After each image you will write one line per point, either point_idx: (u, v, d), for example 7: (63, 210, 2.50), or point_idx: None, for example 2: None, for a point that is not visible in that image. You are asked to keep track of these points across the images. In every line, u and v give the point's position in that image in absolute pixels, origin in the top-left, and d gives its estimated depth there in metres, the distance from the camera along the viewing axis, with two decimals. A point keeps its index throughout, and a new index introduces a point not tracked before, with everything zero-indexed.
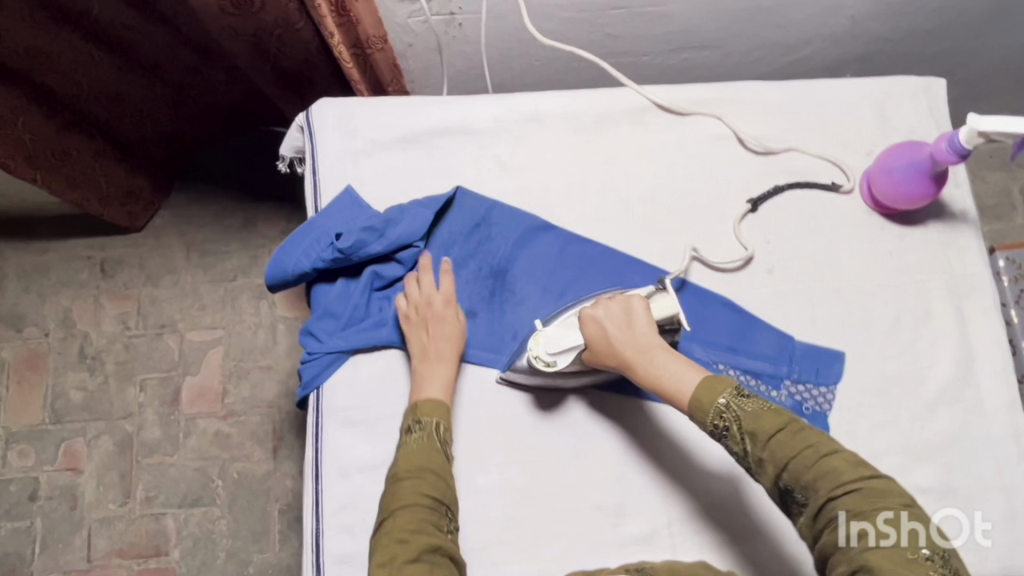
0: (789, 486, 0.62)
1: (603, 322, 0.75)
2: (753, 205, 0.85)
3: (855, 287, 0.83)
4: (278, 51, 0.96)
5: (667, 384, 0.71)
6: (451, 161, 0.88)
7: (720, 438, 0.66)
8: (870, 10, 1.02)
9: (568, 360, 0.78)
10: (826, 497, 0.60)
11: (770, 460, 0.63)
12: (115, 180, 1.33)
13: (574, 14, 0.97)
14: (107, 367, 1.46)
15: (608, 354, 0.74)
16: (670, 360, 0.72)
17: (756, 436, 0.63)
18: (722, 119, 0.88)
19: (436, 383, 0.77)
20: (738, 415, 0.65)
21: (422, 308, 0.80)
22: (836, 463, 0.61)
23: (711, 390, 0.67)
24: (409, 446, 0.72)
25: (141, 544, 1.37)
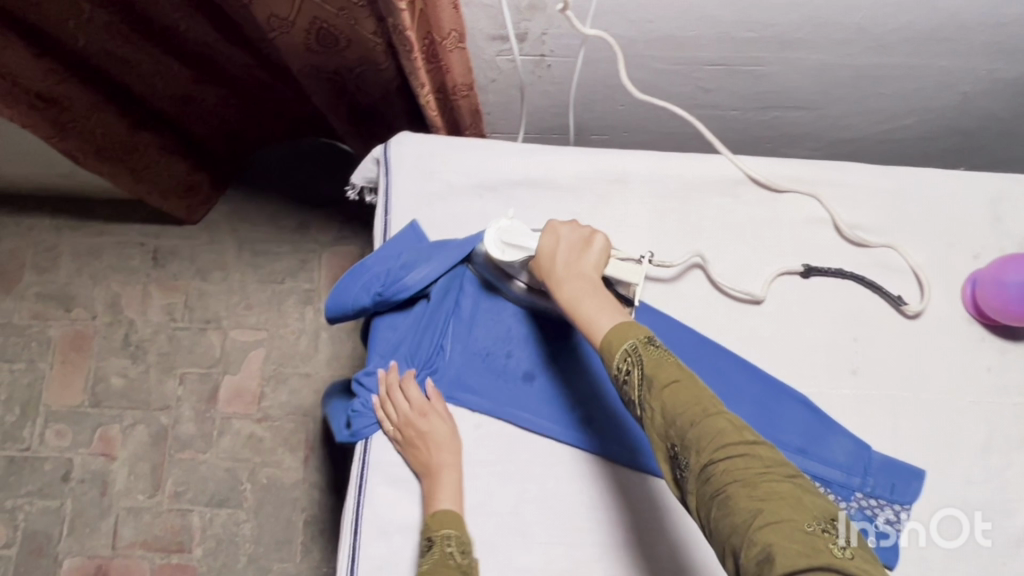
0: (675, 446, 0.53)
1: (560, 240, 0.71)
2: (807, 271, 0.81)
3: (944, 399, 0.78)
4: (354, 89, 0.98)
5: (579, 309, 0.65)
6: (526, 216, 0.83)
7: (621, 384, 0.59)
8: (986, 88, 0.94)
9: (515, 257, 0.75)
10: (706, 459, 0.51)
11: (659, 413, 0.55)
12: (176, 176, 1.32)
13: (669, 66, 0.92)
14: (150, 357, 1.45)
15: (544, 266, 0.71)
16: (599, 293, 0.66)
17: (652, 385, 0.56)
18: (820, 199, 0.82)
19: (443, 494, 0.72)
20: (641, 360, 0.58)
21: (408, 423, 0.74)
22: (724, 425, 0.52)
23: (622, 333, 0.60)
24: (422, 567, 0.67)
25: (166, 538, 1.36)
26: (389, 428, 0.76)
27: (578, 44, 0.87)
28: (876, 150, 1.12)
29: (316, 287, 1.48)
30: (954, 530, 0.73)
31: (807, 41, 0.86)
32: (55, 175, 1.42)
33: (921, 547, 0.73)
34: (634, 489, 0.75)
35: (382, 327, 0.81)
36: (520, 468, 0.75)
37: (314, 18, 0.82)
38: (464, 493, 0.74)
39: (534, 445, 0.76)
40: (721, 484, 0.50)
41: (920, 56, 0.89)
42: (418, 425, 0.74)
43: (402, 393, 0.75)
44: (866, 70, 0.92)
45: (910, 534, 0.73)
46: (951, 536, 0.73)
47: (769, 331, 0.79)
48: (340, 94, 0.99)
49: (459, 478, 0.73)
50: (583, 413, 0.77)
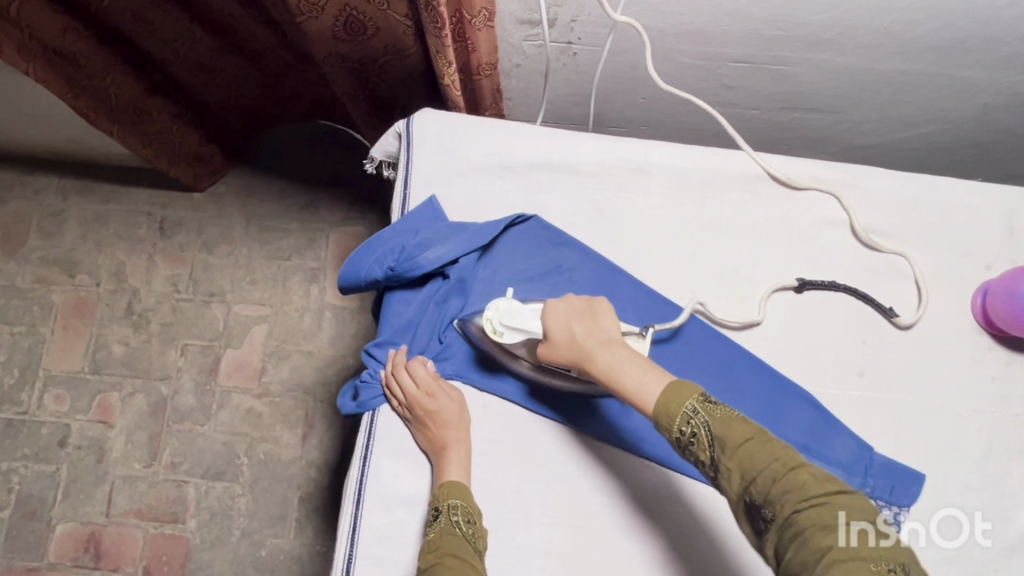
0: (756, 500, 0.54)
1: (568, 317, 0.70)
2: (799, 286, 0.80)
3: (949, 406, 0.77)
4: (377, 79, 0.98)
5: (623, 382, 0.64)
6: (547, 198, 0.83)
7: (686, 446, 0.59)
8: (1006, 100, 0.95)
9: (516, 338, 0.73)
10: (791, 511, 0.52)
11: (736, 470, 0.56)
12: (188, 145, 1.32)
13: (695, 61, 0.92)
14: (152, 326, 1.45)
15: (564, 348, 0.69)
16: (632, 360, 0.66)
17: (724, 445, 0.56)
18: (840, 199, 0.82)
19: (450, 470, 0.72)
20: (706, 420, 0.58)
21: (417, 405, 0.73)
22: (805, 478, 0.53)
23: (676, 395, 0.60)
24: (429, 538, 0.67)
25: (160, 508, 1.36)
26: (398, 408, 0.76)
27: (606, 32, 0.87)
28: (892, 157, 1.12)
29: (322, 266, 1.48)
30: (955, 530, 0.73)
31: (834, 42, 0.87)
32: (66, 139, 1.41)
33: (922, 548, 0.72)
34: (637, 475, 0.76)
35: (395, 302, 0.80)
36: (526, 449, 0.76)
37: (344, 6, 0.81)
38: (471, 468, 0.74)
39: (541, 427, 0.77)
40: (808, 535, 0.51)
41: (945, 65, 0.89)
42: (427, 406, 0.73)
43: (407, 374, 0.75)
44: (889, 75, 0.92)
45: (910, 534, 0.73)
46: (952, 536, 0.73)
47: (780, 329, 0.79)
48: (361, 83, 0.99)
49: (467, 454, 0.73)
50: (588, 398, 0.78)
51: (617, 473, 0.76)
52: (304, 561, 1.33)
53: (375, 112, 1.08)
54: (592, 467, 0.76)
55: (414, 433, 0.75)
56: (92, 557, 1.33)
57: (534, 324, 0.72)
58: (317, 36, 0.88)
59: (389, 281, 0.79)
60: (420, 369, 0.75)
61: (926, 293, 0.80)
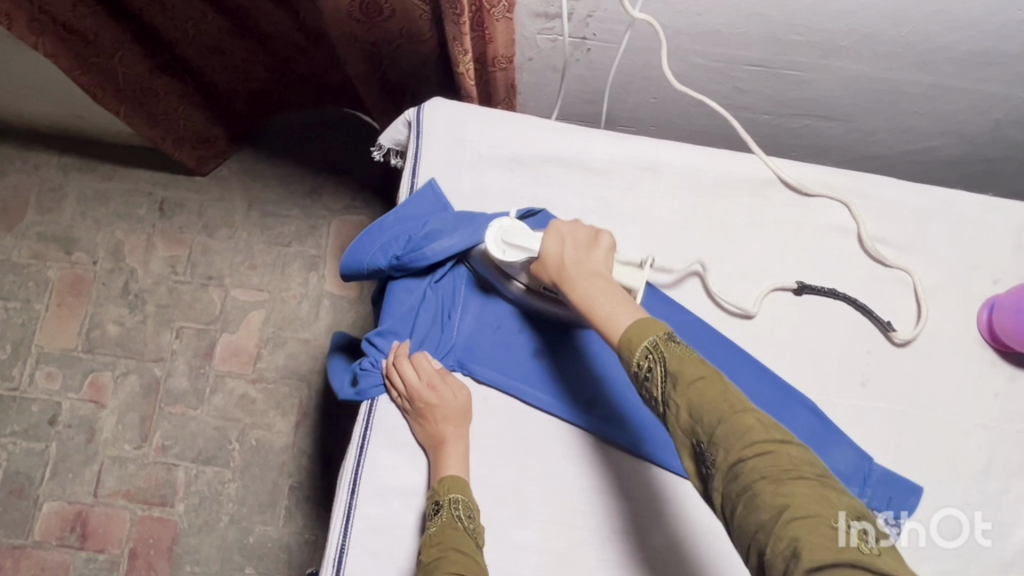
0: (701, 441, 0.53)
1: (565, 239, 0.70)
2: (799, 288, 0.79)
3: (950, 418, 0.77)
4: (390, 63, 0.97)
5: (595, 307, 0.64)
6: (556, 193, 0.82)
7: (641, 382, 0.57)
8: (1018, 116, 0.95)
9: (516, 258, 0.73)
10: (735, 456, 0.50)
11: (685, 409, 0.54)
12: (193, 126, 1.31)
13: (709, 62, 0.92)
14: (148, 307, 1.43)
15: (552, 267, 0.70)
16: (612, 291, 0.65)
17: (676, 381, 0.55)
18: (850, 207, 0.81)
19: (448, 464, 0.71)
20: (663, 358, 0.57)
21: (417, 396, 0.73)
22: (750, 422, 0.51)
23: (641, 329, 0.59)
24: (430, 532, 0.66)
25: (149, 491, 1.34)
26: (397, 398, 0.75)
27: (622, 29, 0.86)
28: (900, 169, 1.12)
29: (322, 254, 1.46)
30: (955, 530, 0.73)
31: (850, 50, 0.86)
32: (69, 114, 1.40)
33: (922, 548, 0.73)
34: (634, 477, 0.75)
35: (398, 291, 0.79)
36: (524, 445, 0.75)
37: None
38: (469, 463, 0.73)
39: (540, 423, 0.76)
40: (751, 481, 0.49)
41: (960, 78, 0.89)
42: (428, 398, 0.72)
43: (408, 365, 0.74)
44: (904, 86, 0.92)
45: (910, 534, 0.73)
46: (953, 536, 0.73)
47: (786, 336, 0.79)
48: (374, 67, 0.98)
49: (464, 449, 0.72)
50: (589, 395, 0.77)
51: (614, 474, 0.75)
52: (292, 550, 1.32)
53: (387, 95, 1.07)
54: (589, 466, 0.75)
55: (412, 426, 0.75)
56: (78, 537, 1.32)
57: (534, 243, 0.73)
58: (331, 15, 0.86)
59: (392, 270, 0.78)
60: (422, 358, 0.75)
61: (927, 308, 0.79)
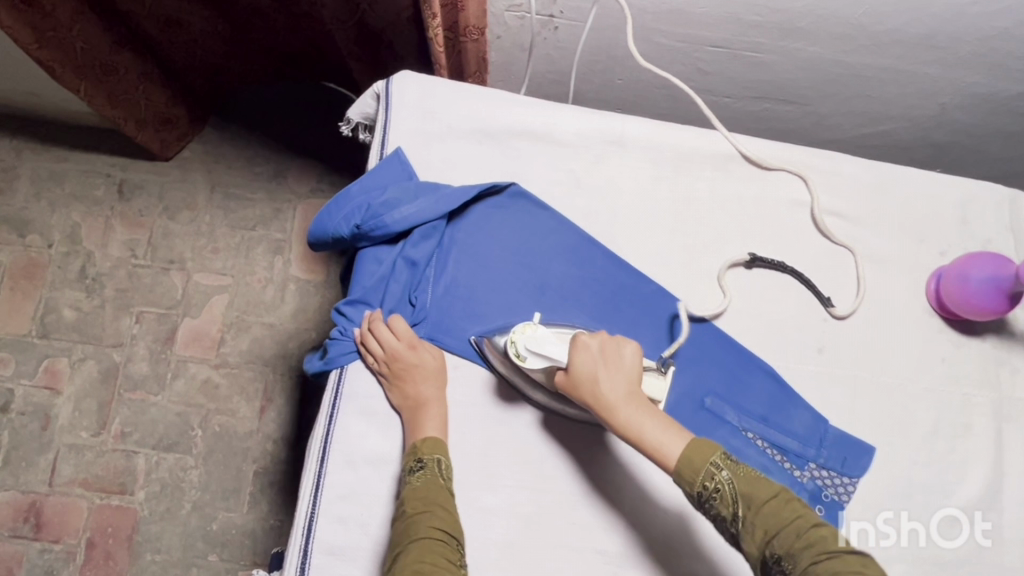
0: (775, 554, 0.56)
1: (593, 356, 0.69)
2: (750, 260, 0.82)
3: (901, 384, 0.80)
4: (368, 8, 0.97)
5: (644, 432, 0.65)
6: (525, 166, 0.83)
7: (707, 502, 0.60)
8: (964, 101, 0.99)
9: (537, 365, 0.72)
10: (807, 561, 0.54)
11: (758, 525, 0.57)
12: (154, 106, 1.29)
13: (674, 42, 0.94)
14: (107, 292, 1.40)
15: (585, 389, 0.68)
16: (654, 414, 0.66)
17: (749, 502, 0.58)
18: (806, 180, 0.84)
19: (432, 425, 0.72)
20: (732, 480, 0.60)
21: (396, 357, 0.73)
22: (824, 533, 0.56)
23: (701, 451, 0.61)
24: (413, 486, 0.67)
25: (108, 478, 1.31)
26: (374, 362, 0.75)
27: (589, 7, 0.88)
28: (853, 152, 1.17)
29: (288, 238, 1.44)
30: (955, 530, 0.77)
31: (807, 32, 0.89)
32: (22, 91, 1.35)
33: (922, 547, 0.76)
34: (602, 443, 0.76)
35: (367, 260, 0.78)
36: (494, 412, 0.76)
37: None
38: (446, 425, 0.74)
39: (512, 393, 0.76)
40: None
41: (909, 61, 0.93)
42: (407, 358, 0.73)
43: (383, 327, 0.75)
44: (856, 69, 0.96)
45: (911, 533, 0.76)
46: (952, 535, 0.76)
47: (747, 307, 0.81)
48: (351, 12, 0.99)
49: (444, 412, 0.73)
50: None
51: (581, 436, 0.76)
52: (256, 536, 1.29)
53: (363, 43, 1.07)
54: (557, 433, 0.76)
55: (386, 391, 0.75)
56: (33, 527, 1.28)
57: (558, 352, 0.71)
58: None
59: (358, 239, 0.77)
60: (397, 321, 0.75)
61: (867, 282, 0.82)
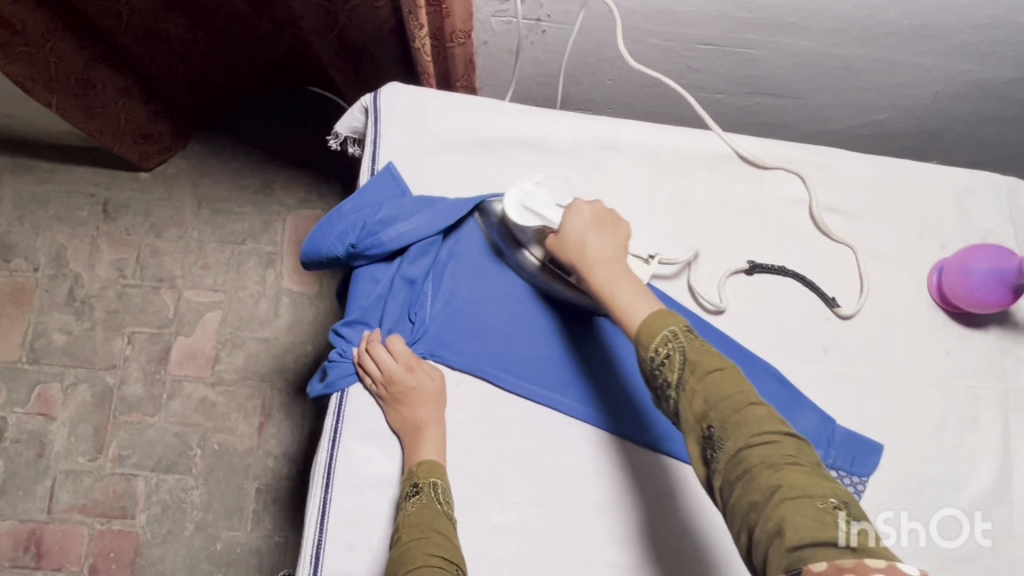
0: (711, 427, 0.53)
1: (586, 220, 0.70)
2: (750, 268, 0.81)
3: (906, 379, 0.80)
4: (348, 21, 0.95)
5: (614, 293, 0.65)
6: (520, 175, 0.82)
7: (654, 369, 0.58)
8: (956, 89, 0.99)
9: (529, 225, 0.73)
10: (742, 439, 0.51)
11: (699, 396, 0.55)
12: (135, 121, 1.26)
13: (664, 42, 0.93)
14: (96, 314, 1.37)
15: (572, 246, 0.69)
16: (630, 279, 0.66)
17: (694, 369, 0.56)
18: (804, 178, 0.83)
19: (431, 447, 0.71)
20: (683, 347, 0.57)
21: (394, 380, 0.72)
22: (762, 413, 0.53)
23: (663, 317, 0.60)
24: (408, 512, 0.66)
25: (107, 503, 1.29)
26: (372, 383, 0.73)
27: (577, 9, 0.86)
28: (846, 143, 1.16)
29: (279, 250, 1.42)
30: (955, 530, 0.76)
31: (798, 26, 0.88)
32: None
33: (922, 547, 0.75)
34: (609, 454, 0.76)
35: (363, 279, 0.77)
36: (499, 428, 0.75)
37: None
38: (446, 447, 0.73)
39: (516, 407, 0.76)
40: (750, 466, 0.50)
41: (902, 51, 0.92)
42: (405, 381, 0.72)
43: (381, 347, 0.73)
44: (848, 61, 0.95)
45: (910, 533, 0.75)
46: (952, 536, 0.76)
47: (751, 311, 0.80)
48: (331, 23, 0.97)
49: (443, 435, 0.72)
50: (563, 374, 0.77)
51: (587, 447, 0.76)
52: (261, 554, 1.28)
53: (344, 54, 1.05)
54: (563, 445, 0.75)
55: (386, 414, 0.73)
56: (33, 556, 1.26)
57: (553, 215, 0.72)
58: None
59: (353, 259, 0.76)
60: (397, 341, 0.74)
61: (869, 280, 0.82)
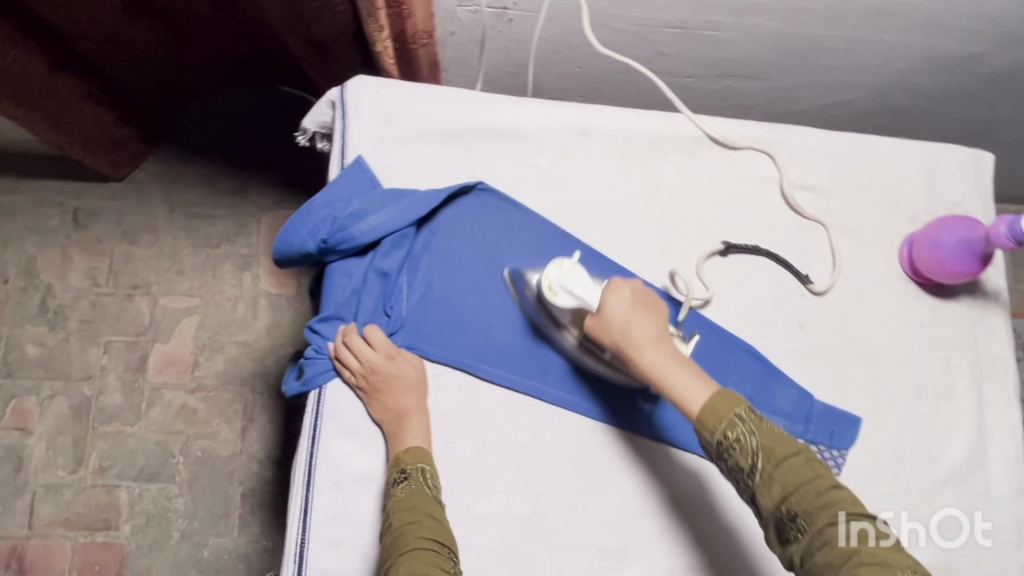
0: (792, 511, 0.57)
1: (624, 301, 0.69)
2: (726, 248, 0.81)
3: (881, 352, 0.81)
4: (314, 19, 0.91)
5: (668, 379, 0.64)
6: (491, 165, 0.81)
7: (725, 453, 0.60)
8: (921, 65, 1.00)
9: (566, 304, 0.73)
10: (827, 523, 0.55)
11: (778, 483, 0.57)
12: (101, 128, 1.24)
13: (631, 27, 0.93)
14: (71, 324, 1.35)
15: (614, 330, 0.68)
16: (680, 362, 0.65)
17: (770, 456, 0.58)
18: (774, 157, 0.84)
19: (416, 432, 0.71)
20: (753, 432, 0.59)
21: (374, 368, 0.71)
22: (842, 496, 0.57)
23: (725, 403, 0.61)
24: (398, 498, 0.66)
25: (90, 515, 1.27)
26: (351, 375, 0.72)
27: None
28: (817, 123, 1.17)
29: (255, 253, 1.41)
30: (955, 530, 0.76)
31: (763, 7, 0.88)
32: None
33: (923, 547, 0.75)
34: (593, 440, 0.76)
35: (337, 274, 0.76)
36: (480, 418, 0.74)
37: None
38: (430, 434, 0.72)
39: (497, 397, 0.75)
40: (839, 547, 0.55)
41: (867, 29, 0.92)
42: (386, 369, 0.71)
43: (359, 338, 0.73)
44: (815, 41, 0.95)
45: (910, 534, 0.76)
46: (952, 535, 0.76)
47: (728, 291, 0.81)
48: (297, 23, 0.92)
49: (427, 421, 0.72)
50: (544, 362, 0.77)
51: (569, 433, 0.75)
52: (250, 559, 1.27)
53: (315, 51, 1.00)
54: (545, 432, 0.75)
55: (367, 404, 0.73)
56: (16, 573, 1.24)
57: (590, 295, 0.71)
58: None
59: (326, 253, 0.75)
60: (374, 332, 0.73)
61: (842, 255, 0.83)
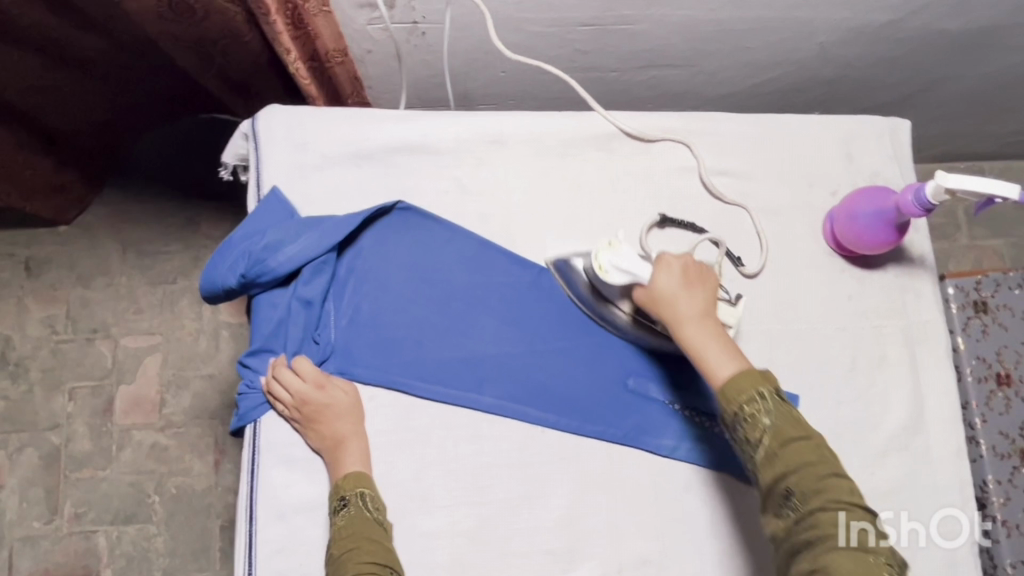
0: (790, 489, 0.59)
1: (672, 276, 0.71)
2: (663, 219, 0.81)
3: (813, 328, 0.81)
4: (224, 61, 0.92)
5: (703, 354, 0.67)
6: (409, 182, 0.81)
7: (736, 424, 0.62)
8: (838, 37, 1.00)
9: (618, 280, 0.73)
10: (820, 505, 0.57)
11: (780, 461, 0.60)
12: (40, 175, 1.24)
13: (544, 28, 0.93)
14: (33, 375, 1.35)
15: (660, 303, 0.70)
16: (717, 337, 0.67)
17: (779, 436, 0.61)
18: (691, 146, 0.84)
19: (353, 457, 0.71)
20: (770, 413, 0.62)
21: (305, 400, 0.72)
22: (842, 484, 0.59)
23: (752, 379, 0.63)
24: (338, 526, 0.67)
25: (70, 563, 1.27)
26: (285, 408, 0.73)
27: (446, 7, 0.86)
28: (751, 103, 1.17)
29: None
30: (956, 531, 0.77)
31: None
32: None
33: (923, 547, 0.77)
34: (536, 445, 0.76)
35: (262, 306, 0.76)
36: (419, 435, 0.74)
37: None
38: (369, 459, 0.73)
39: (433, 413, 0.75)
40: (823, 527, 0.56)
41: (777, 9, 0.93)
42: (317, 400, 0.72)
43: (287, 370, 0.73)
44: (728, 24, 0.95)
45: (911, 534, 0.77)
46: (953, 536, 0.77)
47: None
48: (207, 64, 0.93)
49: (365, 446, 0.72)
50: (478, 373, 0.77)
51: (509, 441, 0.76)
52: None
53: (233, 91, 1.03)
54: (485, 443, 0.75)
55: (304, 436, 0.73)
56: None
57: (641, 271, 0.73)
58: (143, 16, 0.83)
59: (248, 287, 0.75)
60: (302, 362, 0.74)
61: (767, 236, 0.83)
